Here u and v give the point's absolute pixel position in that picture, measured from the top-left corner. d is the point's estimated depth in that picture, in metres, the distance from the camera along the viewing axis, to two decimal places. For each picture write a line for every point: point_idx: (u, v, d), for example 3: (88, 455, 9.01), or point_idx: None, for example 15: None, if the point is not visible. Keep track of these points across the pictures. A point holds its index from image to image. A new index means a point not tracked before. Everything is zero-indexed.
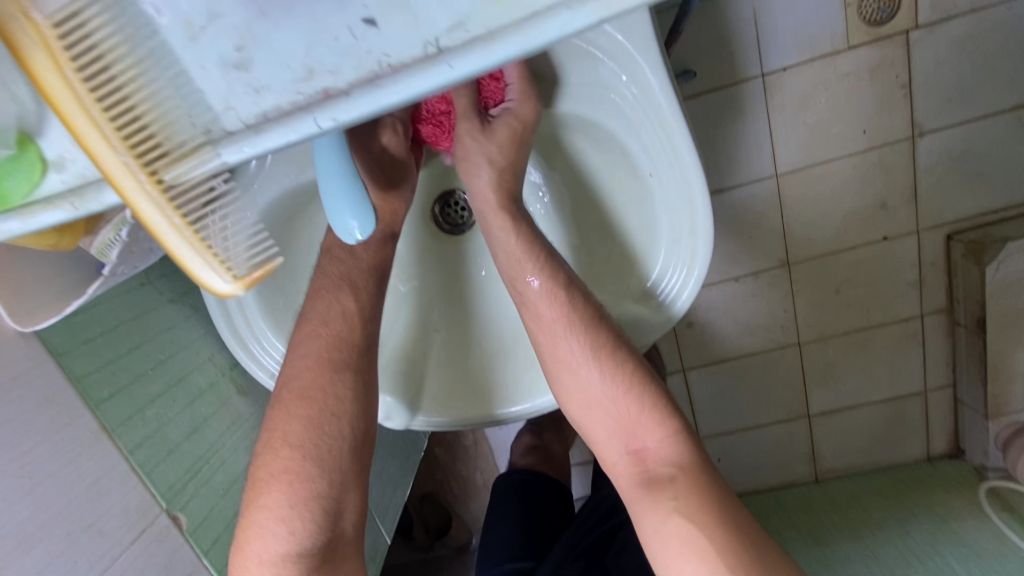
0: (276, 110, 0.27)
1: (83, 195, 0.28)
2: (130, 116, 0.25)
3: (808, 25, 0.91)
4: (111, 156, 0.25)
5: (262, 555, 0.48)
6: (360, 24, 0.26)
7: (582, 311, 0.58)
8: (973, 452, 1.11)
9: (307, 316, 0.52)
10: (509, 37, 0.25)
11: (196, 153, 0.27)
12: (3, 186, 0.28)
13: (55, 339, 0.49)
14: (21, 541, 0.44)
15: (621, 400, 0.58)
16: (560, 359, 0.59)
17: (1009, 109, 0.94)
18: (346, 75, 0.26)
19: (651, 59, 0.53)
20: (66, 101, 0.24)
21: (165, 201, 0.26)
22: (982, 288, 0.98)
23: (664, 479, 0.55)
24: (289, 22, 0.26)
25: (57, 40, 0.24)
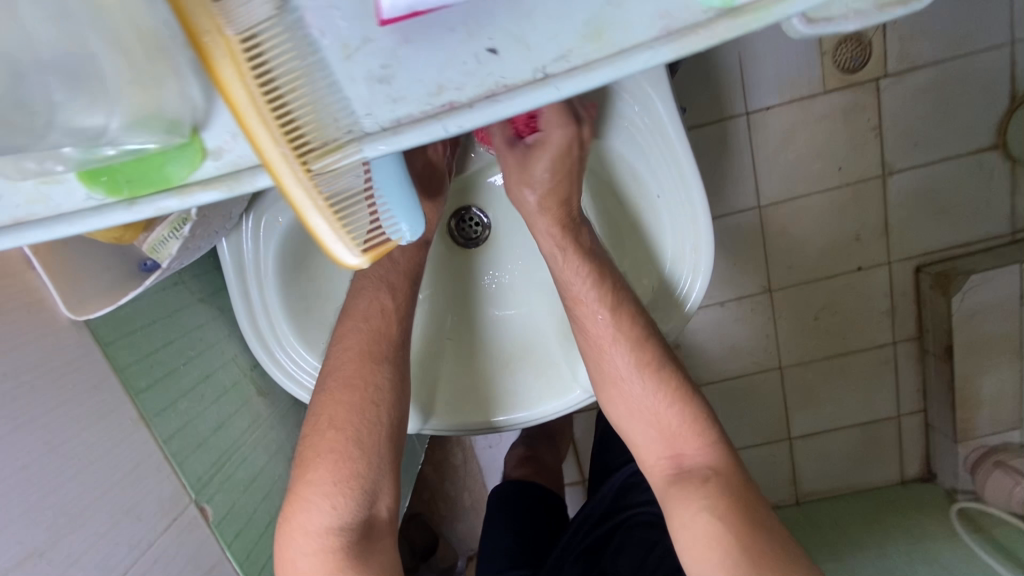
0: (408, 117, 0.29)
1: (239, 178, 0.30)
2: (284, 116, 0.28)
3: (786, 71, 1.00)
4: (273, 146, 0.28)
5: (307, 526, 0.52)
6: (485, 52, 0.28)
7: (630, 325, 0.63)
8: (944, 475, 1.17)
9: (349, 312, 0.57)
10: (604, 68, 0.28)
11: (338, 149, 0.30)
12: (165, 171, 0.30)
13: (103, 329, 0.52)
14: (66, 521, 0.46)
15: (661, 408, 0.63)
16: (608, 375, 0.64)
17: (967, 154, 1.04)
18: (467, 92, 0.29)
19: (662, 93, 0.60)
20: (242, 102, 0.27)
21: (312, 186, 0.30)
22: (950, 316, 1.06)
23: (700, 479, 0.59)
24: (427, 46, 0.29)
25: (240, 53, 0.27)
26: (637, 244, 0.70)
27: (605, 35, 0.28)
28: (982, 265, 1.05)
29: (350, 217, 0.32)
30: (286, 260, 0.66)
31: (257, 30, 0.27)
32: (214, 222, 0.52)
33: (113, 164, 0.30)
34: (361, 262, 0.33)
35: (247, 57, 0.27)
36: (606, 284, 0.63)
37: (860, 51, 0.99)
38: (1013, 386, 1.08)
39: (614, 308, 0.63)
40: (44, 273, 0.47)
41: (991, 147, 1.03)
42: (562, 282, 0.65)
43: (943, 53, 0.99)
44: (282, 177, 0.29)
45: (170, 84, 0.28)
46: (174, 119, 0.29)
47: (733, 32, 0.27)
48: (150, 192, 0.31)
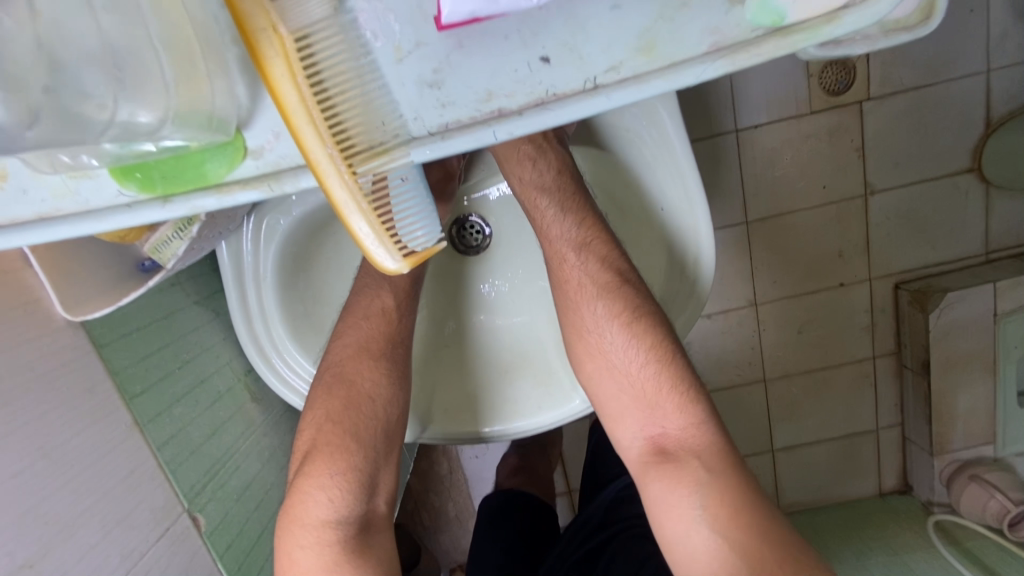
0: (457, 122, 0.30)
1: (280, 177, 0.32)
2: (334, 118, 0.28)
3: (775, 91, 1.03)
4: (320, 147, 0.28)
5: (304, 519, 0.51)
6: (538, 60, 0.29)
7: (606, 283, 0.62)
8: (920, 488, 1.20)
9: (352, 310, 0.57)
10: (654, 80, 0.29)
11: (386, 152, 0.30)
12: (203, 168, 0.31)
13: (98, 331, 0.50)
14: (59, 530, 0.44)
15: (642, 375, 0.61)
16: (590, 340, 0.63)
17: (944, 176, 1.07)
18: (517, 99, 0.30)
19: (670, 110, 0.62)
20: (292, 101, 0.27)
21: (355, 186, 0.29)
22: (927, 332, 1.09)
23: (682, 460, 0.58)
24: (480, 54, 0.29)
25: (295, 53, 0.27)
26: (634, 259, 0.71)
27: (655, 50, 0.29)
28: (957, 283, 1.08)
29: (395, 220, 0.31)
30: (286, 263, 0.65)
31: (311, 32, 0.28)
32: (217, 224, 0.51)
33: (149, 162, 0.31)
34: (402, 268, 0.31)
35: (303, 59, 0.27)
36: (571, 217, 0.63)
37: (844, 74, 1.02)
38: (985, 401, 1.12)
39: (581, 250, 0.63)
40: (40, 271, 0.45)
41: (967, 170, 1.07)
42: (533, 217, 0.64)
43: (923, 78, 1.02)
44: (326, 177, 0.29)
45: (215, 82, 0.29)
46: (220, 117, 0.30)
47: (782, 50, 0.28)
48: (185, 189, 0.31)
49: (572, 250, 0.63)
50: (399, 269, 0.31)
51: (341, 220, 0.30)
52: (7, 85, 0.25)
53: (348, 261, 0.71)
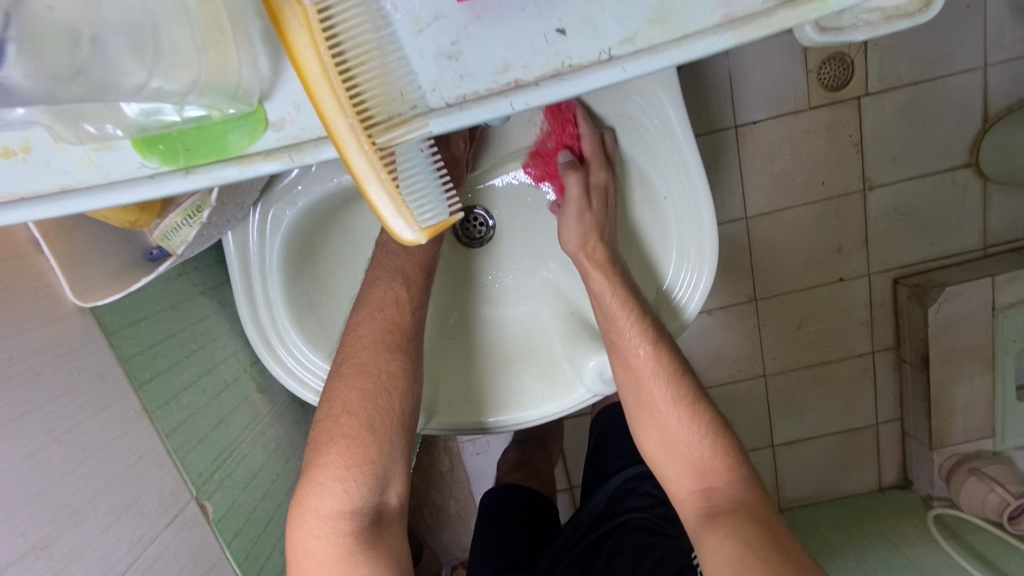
0: (474, 95, 0.30)
1: (300, 149, 0.32)
2: (354, 89, 0.29)
3: (775, 86, 1.03)
4: (341, 118, 0.29)
5: (318, 510, 0.49)
6: (553, 32, 0.29)
7: (667, 360, 0.65)
8: (920, 482, 1.21)
9: (362, 301, 0.55)
10: (669, 50, 0.29)
11: (405, 123, 0.30)
12: (224, 140, 0.32)
13: (108, 318, 0.50)
14: (71, 513, 0.44)
15: (696, 444, 0.64)
16: (645, 401, 0.66)
17: (943, 171, 1.08)
18: (533, 70, 0.30)
19: (674, 98, 0.61)
20: (315, 72, 0.28)
21: (375, 157, 0.30)
22: (926, 326, 1.10)
23: (727, 511, 0.59)
24: (497, 25, 0.30)
25: (316, 23, 0.28)
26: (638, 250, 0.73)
27: (668, 21, 0.29)
28: (956, 277, 1.09)
29: (412, 194, 0.32)
30: (292, 256, 0.65)
31: (333, 3, 0.28)
32: (227, 213, 0.51)
33: (171, 133, 0.31)
34: (419, 238, 0.32)
35: (325, 30, 0.28)
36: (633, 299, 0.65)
37: (843, 69, 1.03)
38: (984, 395, 1.13)
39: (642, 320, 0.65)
40: (50, 257, 0.45)
41: (965, 165, 1.08)
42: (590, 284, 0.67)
43: (922, 73, 1.03)
44: (347, 149, 0.29)
45: (239, 52, 0.30)
46: (242, 89, 0.30)
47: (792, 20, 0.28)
48: (207, 160, 0.32)
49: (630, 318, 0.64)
50: (417, 240, 0.32)
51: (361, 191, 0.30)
52: (28, 37, 0.24)
53: (353, 254, 0.72)
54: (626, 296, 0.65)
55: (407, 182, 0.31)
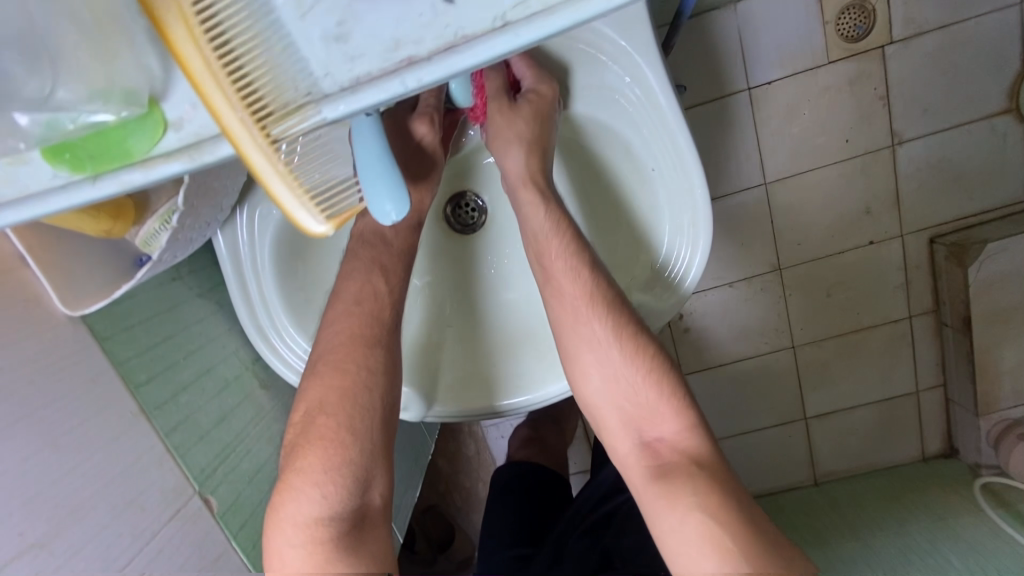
0: (367, 76, 0.28)
1: (201, 148, 0.31)
2: (243, 80, 0.28)
3: (788, 42, 0.97)
4: (231, 113, 0.28)
5: (295, 516, 0.49)
6: (441, 2, 0.27)
7: (605, 288, 0.59)
8: (966, 450, 1.15)
9: (339, 296, 0.55)
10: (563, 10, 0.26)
11: (299, 112, 0.29)
12: (126, 144, 0.31)
13: (100, 324, 0.52)
14: (71, 511, 0.47)
15: (641, 386, 0.57)
16: (580, 337, 0.59)
17: (981, 119, 1.00)
18: (425, 45, 0.27)
19: (653, 62, 0.58)
20: (197, 66, 0.27)
21: (272, 152, 0.29)
22: (967, 286, 1.03)
23: (680, 469, 0.54)
24: (383, 1, 0.27)
25: (192, 14, 0.26)
26: (628, 231, 0.69)
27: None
28: (999, 234, 1.01)
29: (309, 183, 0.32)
30: (282, 251, 0.65)
31: None
32: (206, 210, 0.51)
33: (73, 140, 0.31)
34: (325, 230, 0.35)
35: (203, 22, 0.26)
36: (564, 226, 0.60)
37: (864, 18, 0.96)
38: None
39: (581, 259, 0.59)
40: (39, 272, 0.47)
41: (1003, 113, 1.00)
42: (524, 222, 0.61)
43: (954, 14, 0.95)
44: (241, 145, 0.29)
45: (126, 55, 0.30)
46: (130, 89, 0.30)
47: None
48: (112, 166, 0.31)
49: (552, 238, 0.60)
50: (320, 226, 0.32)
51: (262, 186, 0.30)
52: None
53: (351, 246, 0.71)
54: (554, 218, 0.60)
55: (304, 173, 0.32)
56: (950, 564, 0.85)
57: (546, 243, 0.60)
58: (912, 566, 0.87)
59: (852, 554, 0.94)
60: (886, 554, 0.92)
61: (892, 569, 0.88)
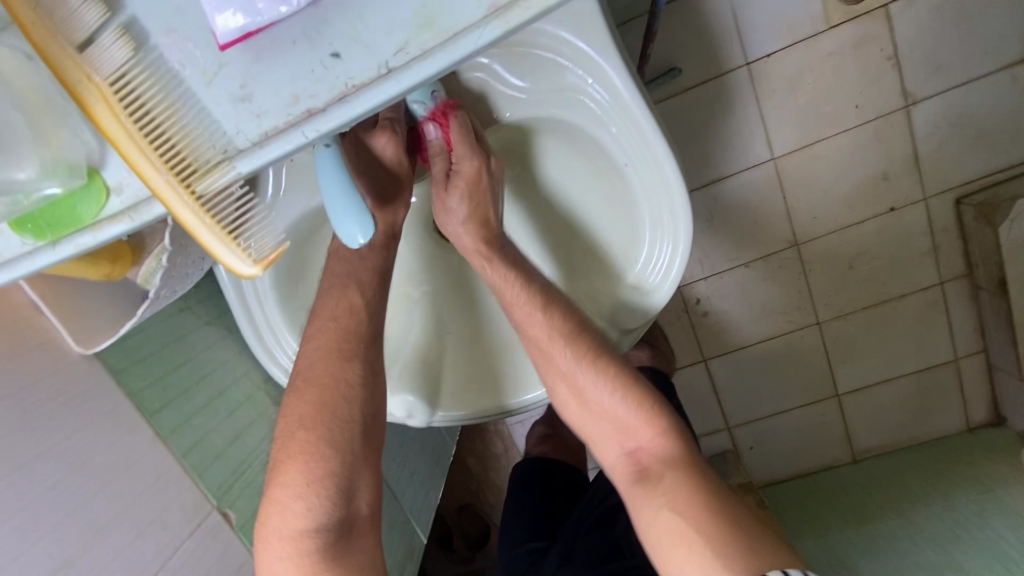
0: (274, 129, 0.31)
1: (139, 208, 0.34)
2: (165, 146, 0.31)
3: (785, 12, 0.93)
4: (156, 175, 0.31)
5: (281, 530, 0.52)
6: (328, 57, 0.30)
7: (563, 323, 0.63)
8: (1015, 418, 1.09)
9: (318, 311, 0.58)
10: (435, 54, 0.29)
11: (217, 168, 0.32)
12: (77, 212, 0.35)
13: (113, 358, 0.57)
14: (97, 531, 0.51)
15: (612, 403, 0.62)
16: (551, 367, 0.64)
17: (1001, 69, 0.95)
18: (321, 97, 0.31)
19: (614, 62, 0.57)
20: (121, 138, 0.30)
21: (197, 206, 0.32)
22: (999, 246, 0.98)
23: (657, 476, 0.57)
24: (277, 62, 0.31)
25: (112, 95, 0.30)
26: (610, 228, 0.71)
27: (432, 23, 0.29)
28: None
29: (243, 230, 0.34)
30: (280, 274, 0.64)
31: (126, 76, 0.30)
32: (195, 250, 0.55)
33: (33, 212, 0.35)
34: (256, 273, 0.33)
35: (123, 101, 0.30)
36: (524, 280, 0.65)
37: None
38: None
39: (545, 308, 0.64)
40: (52, 316, 0.52)
41: None
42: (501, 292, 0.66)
43: None
44: (170, 203, 0.32)
45: (68, 133, 0.33)
46: (71, 162, 0.33)
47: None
48: (69, 232, 0.35)
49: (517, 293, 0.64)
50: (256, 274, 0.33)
51: (194, 239, 0.32)
52: None
53: None
54: (518, 274, 0.65)
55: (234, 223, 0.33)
56: (1002, 538, 0.81)
57: (505, 289, 0.66)
58: (962, 544, 0.83)
59: (898, 537, 0.91)
60: (933, 531, 0.89)
61: (939, 547, 0.85)
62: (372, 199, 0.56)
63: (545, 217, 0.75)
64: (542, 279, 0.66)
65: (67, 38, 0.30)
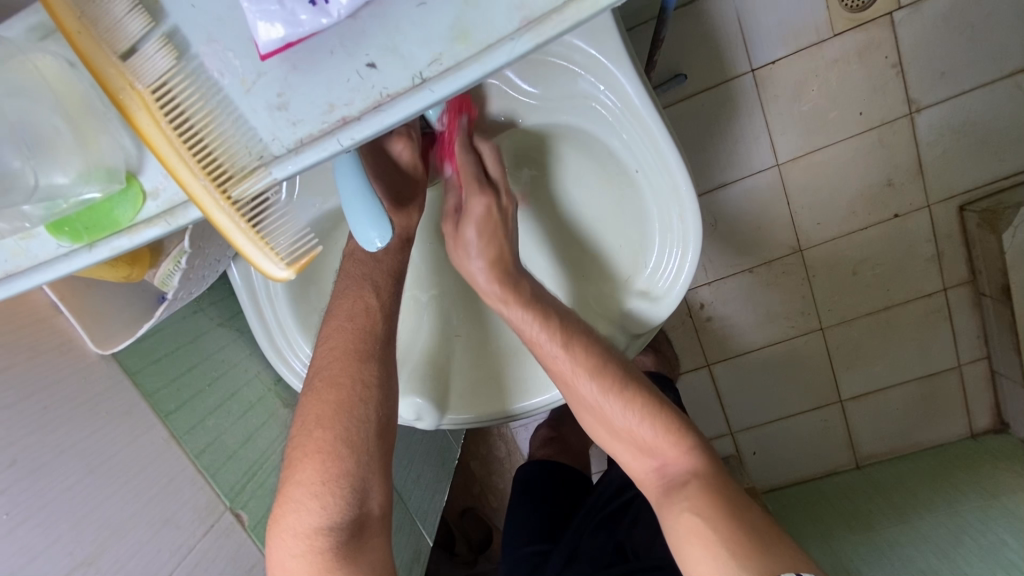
0: (309, 137, 0.32)
1: (174, 212, 0.35)
2: (203, 152, 0.32)
3: (791, 20, 0.94)
4: (194, 180, 0.32)
5: (295, 528, 0.53)
6: (364, 67, 0.31)
7: (583, 349, 0.63)
8: (1017, 424, 1.09)
9: (332, 312, 0.59)
10: (469, 66, 0.30)
11: (252, 173, 0.33)
12: (114, 215, 0.35)
13: (129, 360, 0.57)
14: (114, 530, 0.52)
15: (632, 420, 0.62)
16: (573, 390, 0.64)
17: (1004, 77, 0.95)
18: (356, 106, 0.31)
19: (627, 69, 0.57)
20: (162, 145, 0.31)
21: (233, 211, 0.33)
22: (1003, 255, 0.98)
23: (682, 487, 0.58)
24: (314, 72, 0.31)
25: (154, 103, 0.31)
26: (619, 233, 0.71)
27: (467, 36, 0.30)
28: None
29: (274, 235, 0.35)
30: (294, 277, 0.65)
31: (166, 83, 0.31)
32: (212, 252, 0.55)
33: (71, 215, 0.35)
34: (288, 275, 0.35)
35: (164, 109, 0.31)
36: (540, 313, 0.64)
37: None
38: None
39: (562, 339, 0.63)
40: (71, 318, 0.52)
41: None
42: (520, 330, 0.65)
43: None
44: (208, 208, 0.33)
45: (107, 139, 0.34)
46: (110, 166, 0.34)
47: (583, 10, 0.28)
48: (104, 234, 0.36)
49: (536, 329, 0.63)
50: (288, 275, 0.35)
51: (229, 243, 0.33)
52: None
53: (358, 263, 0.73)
54: (537, 311, 0.64)
55: (265, 228, 0.34)
56: (1004, 544, 0.81)
57: (522, 327, 0.65)
58: (965, 550, 0.83)
59: (901, 543, 0.91)
60: (936, 538, 0.89)
61: (942, 552, 0.85)
62: (389, 204, 0.57)
63: (555, 221, 0.76)
64: (558, 312, 0.65)
65: (113, 47, 0.31)
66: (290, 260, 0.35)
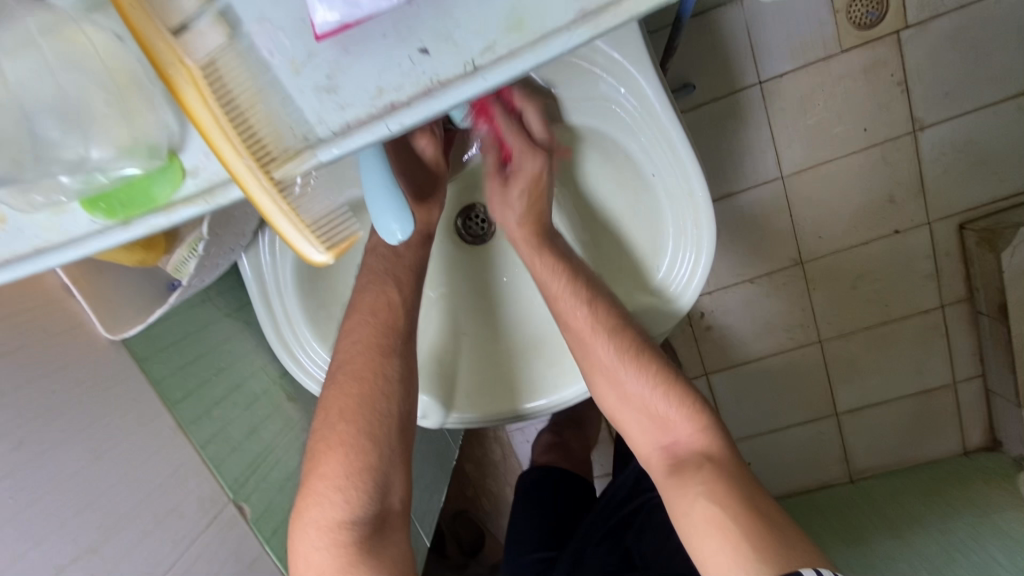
0: (356, 120, 0.32)
1: (214, 192, 0.35)
2: (249, 133, 0.32)
3: (799, 34, 0.95)
4: (238, 160, 0.32)
5: (320, 521, 0.52)
6: (416, 53, 0.31)
7: (607, 316, 0.64)
8: (1010, 443, 1.10)
9: (356, 306, 0.59)
10: (525, 54, 0.30)
11: (297, 156, 0.33)
12: (151, 192, 0.35)
13: (139, 346, 0.56)
14: (119, 518, 0.51)
15: (650, 394, 0.63)
16: (588, 359, 0.64)
17: (1007, 98, 0.97)
18: (406, 90, 0.31)
19: (646, 73, 0.58)
20: (208, 122, 0.31)
21: (276, 192, 0.33)
22: (1000, 272, 0.99)
23: (695, 466, 0.58)
24: (365, 56, 0.32)
25: (203, 79, 0.31)
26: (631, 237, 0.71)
27: (522, 25, 0.30)
28: None
29: (315, 218, 0.35)
30: (303, 268, 0.65)
31: (216, 61, 0.31)
32: (227, 239, 0.55)
33: (107, 191, 0.35)
34: (326, 258, 0.35)
35: (213, 86, 0.31)
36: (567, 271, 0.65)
37: (876, 3, 0.93)
38: None
39: (590, 300, 0.64)
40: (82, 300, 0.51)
41: None
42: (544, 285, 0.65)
43: None
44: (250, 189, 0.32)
45: (150, 114, 0.34)
46: (153, 144, 0.34)
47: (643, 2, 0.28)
48: (140, 212, 0.35)
49: (566, 289, 0.64)
50: (326, 261, 0.35)
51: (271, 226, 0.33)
52: None
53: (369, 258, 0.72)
54: (565, 267, 0.65)
55: (305, 211, 0.35)
56: (995, 561, 0.81)
57: (548, 281, 0.65)
58: (957, 567, 0.83)
59: (895, 558, 0.90)
60: (930, 553, 0.89)
61: (935, 569, 0.85)
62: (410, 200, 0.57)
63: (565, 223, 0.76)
64: (586, 272, 0.66)
65: (163, 21, 0.30)
66: (329, 244, 0.35)
